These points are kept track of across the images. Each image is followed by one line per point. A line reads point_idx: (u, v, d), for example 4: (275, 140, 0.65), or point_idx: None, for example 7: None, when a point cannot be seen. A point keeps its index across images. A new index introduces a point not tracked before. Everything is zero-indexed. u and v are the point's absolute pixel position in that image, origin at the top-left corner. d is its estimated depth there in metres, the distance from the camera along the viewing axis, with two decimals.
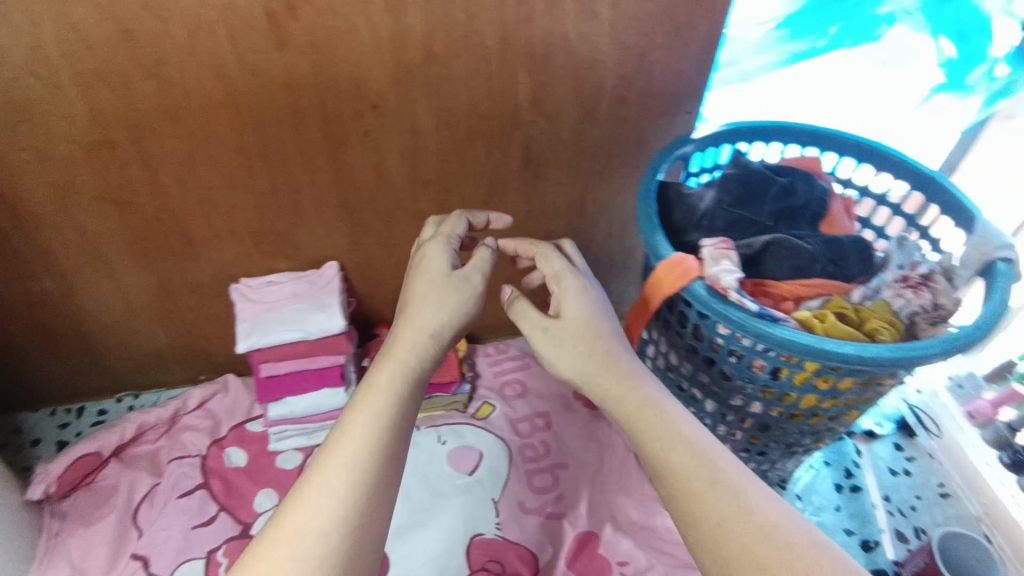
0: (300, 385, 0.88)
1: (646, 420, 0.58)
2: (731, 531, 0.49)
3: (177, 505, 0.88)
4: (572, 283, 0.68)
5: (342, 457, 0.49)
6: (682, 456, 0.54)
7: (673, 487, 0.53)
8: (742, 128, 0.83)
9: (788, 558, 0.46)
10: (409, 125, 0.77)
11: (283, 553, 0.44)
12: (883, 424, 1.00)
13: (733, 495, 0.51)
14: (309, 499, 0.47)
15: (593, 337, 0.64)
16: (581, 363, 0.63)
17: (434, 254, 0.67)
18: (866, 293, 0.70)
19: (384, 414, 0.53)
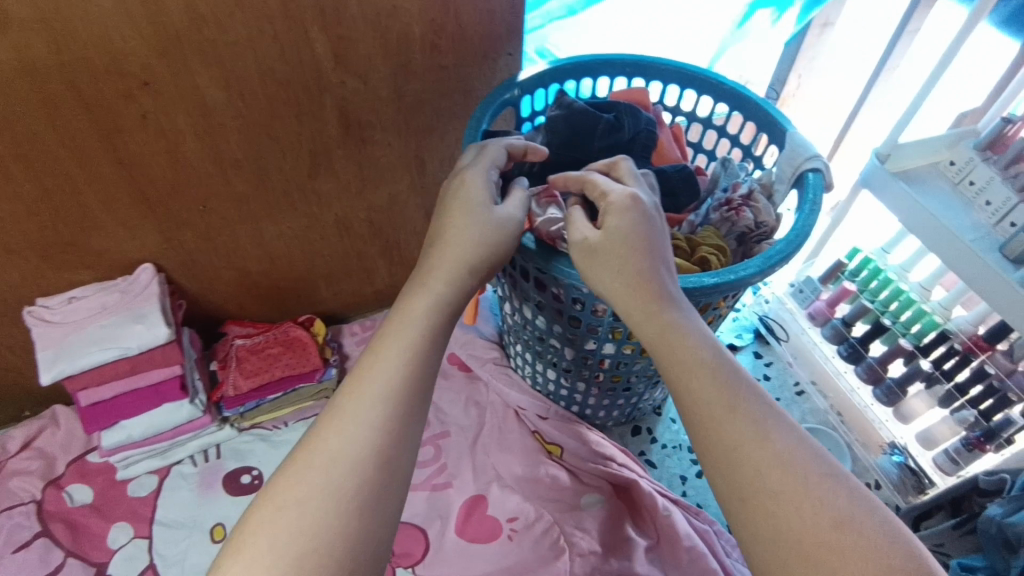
0: (132, 407, 0.79)
1: (674, 342, 0.51)
2: (748, 459, 0.44)
3: (14, 561, 0.79)
4: (619, 194, 0.57)
5: (367, 391, 0.48)
6: (705, 381, 0.48)
7: (693, 413, 0.47)
8: (566, 66, 0.80)
9: (801, 488, 0.42)
10: (195, 100, 0.68)
11: (312, 477, 0.44)
12: (743, 336, 1.06)
13: (754, 422, 0.46)
14: (337, 426, 0.46)
15: (632, 255, 0.54)
16: (613, 281, 0.54)
17: (474, 178, 0.59)
18: (695, 221, 0.72)
19: (404, 363, 0.49)
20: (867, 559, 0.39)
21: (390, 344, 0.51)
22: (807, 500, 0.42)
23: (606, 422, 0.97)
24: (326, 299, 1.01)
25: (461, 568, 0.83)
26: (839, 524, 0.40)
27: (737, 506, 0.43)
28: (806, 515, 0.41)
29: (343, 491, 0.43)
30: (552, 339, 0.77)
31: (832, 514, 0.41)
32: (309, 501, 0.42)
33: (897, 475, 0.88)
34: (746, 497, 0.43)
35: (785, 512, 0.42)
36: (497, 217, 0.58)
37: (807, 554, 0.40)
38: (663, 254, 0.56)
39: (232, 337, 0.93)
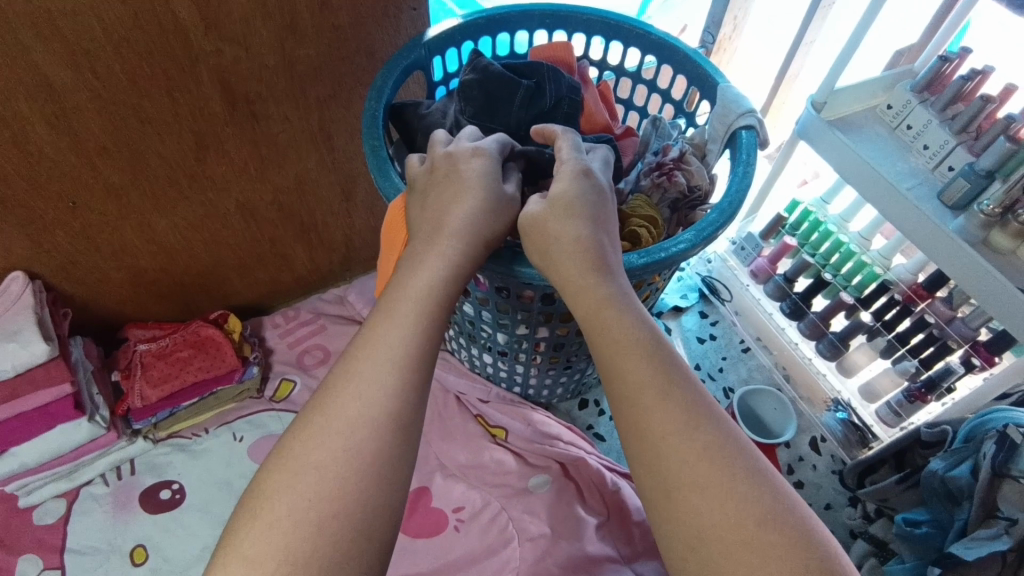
0: (19, 432, 0.71)
1: (606, 318, 0.46)
2: (673, 450, 0.40)
3: None
4: (571, 162, 0.54)
5: (386, 352, 0.43)
6: (637, 361, 0.43)
7: (623, 397, 0.43)
8: (478, 21, 0.72)
9: (724, 481, 0.39)
10: (38, 83, 0.57)
11: (328, 443, 0.40)
12: (688, 296, 1.04)
13: (683, 407, 0.42)
14: (353, 389, 0.42)
15: (572, 224, 0.50)
16: (553, 251, 0.49)
17: (486, 154, 0.54)
18: (625, 189, 0.66)
19: (421, 331, 0.45)
20: (787, 557, 0.36)
21: (404, 308, 0.45)
22: (731, 493, 0.38)
23: (551, 399, 0.92)
24: (240, 290, 0.93)
25: (407, 568, 0.78)
26: (763, 520, 0.37)
27: (660, 501, 0.40)
28: (728, 510, 0.38)
29: (363, 458, 0.40)
30: (483, 326, 0.72)
31: (754, 510, 0.38)
32: (331, 469, 0.39)
33: (842, 432, 0.87)
34: (671, 492, 0.39)
35: (706, 508, 0.38)
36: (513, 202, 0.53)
37: (728, 552, 0.37)
38: (609, 226, 0.52)
39: (135, 343, 0.84)
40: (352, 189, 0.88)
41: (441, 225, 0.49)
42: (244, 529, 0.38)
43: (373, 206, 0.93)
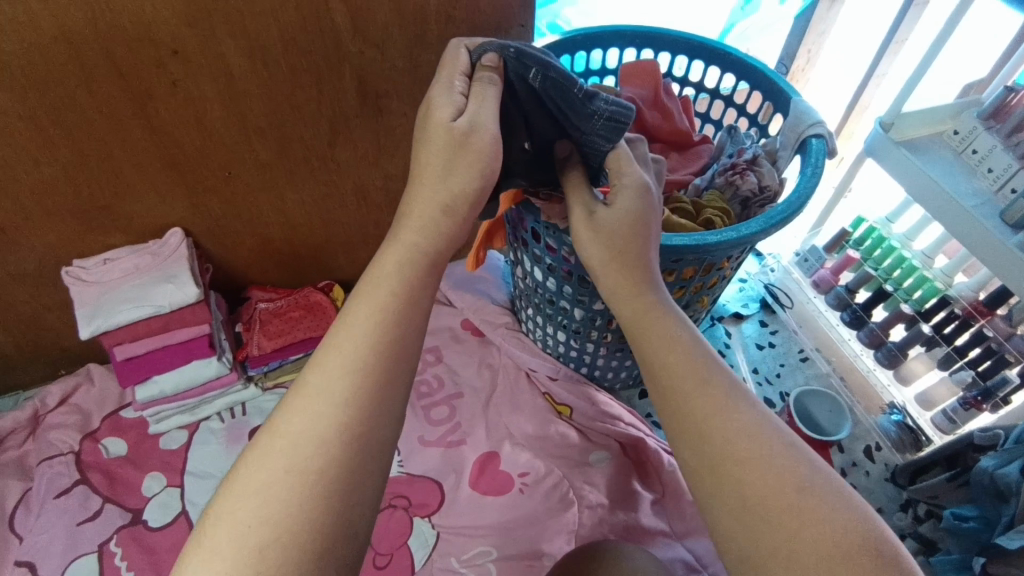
0: (164, 362, 0.83)
1: (647, 321, 0.54)
2: (716, 428, 0.46)
3: (56, 505, 0.83)
4: (633, 176, 0.58)
5: (360, 330, 0.47)
6: (683, 354, 0.51)
7: (668, 385, 0.50)
8: (578, 38, 0.82)
9: (766, 457, 0.45)
10: (221, 70, 0.71)
11: (276, 464, 0.41)
12: (749, 305, 1.09)
13: (725, 393, 0.48)
14: (303, 407, 0.43)
15: (633, 238, 0.56)
16: (604, 257, 0.57)
17: (437, 100, 0.55)
18: (701, 186, 0.75)
19: (391, 299, 0.50)
20: (826, 523, 0.41)
21: (378, 282, 0.50)
22: (772, 466, 0.44)
23: (614, 385, 0.99)
24: (343, 267, 1.05)
25: (475, 521, 0.86)
26: (802, 488, 0.43)
27: (706, 476, 0.45)
28: (768, 479, 0.44)
29: (310, 476, 0.41)
30: (562, 301, 0.81)
31: (795, 480, 0.43)
32: (300, 445, 0.42)
33: (896, 433, 0.91)
34: (715, 466, 0.45)
35: (750, 479, 0.44)
36: (471, 134, 0.54)
37: (771, 519, 0.42)
38: (654, 240, 0.58)
39: (257, 302, 0.98)
40: None
41: (418, 195, 0.54)
42: (215, 507, 0.40)
43: None
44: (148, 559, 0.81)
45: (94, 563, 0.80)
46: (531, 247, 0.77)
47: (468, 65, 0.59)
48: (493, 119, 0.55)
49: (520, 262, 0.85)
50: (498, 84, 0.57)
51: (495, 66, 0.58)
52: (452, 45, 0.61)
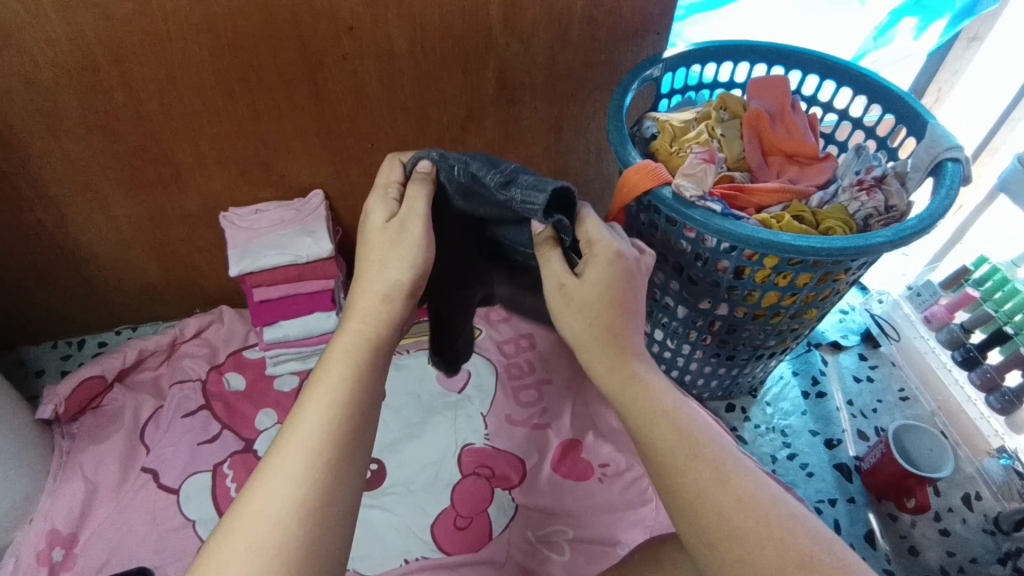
0: (293, 309, 0.92)
1: (634, 388, 0.52)
2: (713, 504, 0.46)
3: (182, 423, 0.91)
4: (601, 248, 0.57)
5: (324, 394, 0.49)
6: (669, 431, 0.50)
7: (659, 466, 0.49)
8: (709, 48, 0.86)
9: (767, 529, 0.44)
10: (385, 48, 0.79)
11: (237, 545, 0.41)
12: (848, 336, 1.07)
13: (716, 470, 0.47)
14: (267, 479, 0.44)
15: (608, 305, 0.54)
16: (581, 329, 0.55)
17: (373, 207, 0.60)
18: (825, 199, 0.75)
19: (349, 368, 0.51)
20: None
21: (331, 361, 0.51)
22: (773, 543, 0.44)
23: (702, 394, 1.00)
24: None
25: (554, 501, 0.89)
26: (804, 562, 0.43)
27: (705, 551, 0.45)
28: (770, 554, 0.43)
29: (269, 552, 0.41)
30: (666, 297, 0.83)
31: (796, 556, 0.43)
32: (261, 520, 0.42)
33: (1003, 477, 0.89)
34: (713, 543, 0.45)
35: (752, 556, 0.44)
36: (403, 230, 0.57)
37: None
38: (636, 311, 0.56)
39: None
40: (564, 177, 1.04)
41: (361, 287, 0.56)
42: None
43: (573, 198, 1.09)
44: None
45: (208, 481, 0.86)
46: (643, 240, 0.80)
47: (404, 175, 0.64)
48: (423, 217, 0.58)
49: None
50: (432, 184, 0.62)
51: (428, 174, 0.63)
52: (389, 159, 0.66)
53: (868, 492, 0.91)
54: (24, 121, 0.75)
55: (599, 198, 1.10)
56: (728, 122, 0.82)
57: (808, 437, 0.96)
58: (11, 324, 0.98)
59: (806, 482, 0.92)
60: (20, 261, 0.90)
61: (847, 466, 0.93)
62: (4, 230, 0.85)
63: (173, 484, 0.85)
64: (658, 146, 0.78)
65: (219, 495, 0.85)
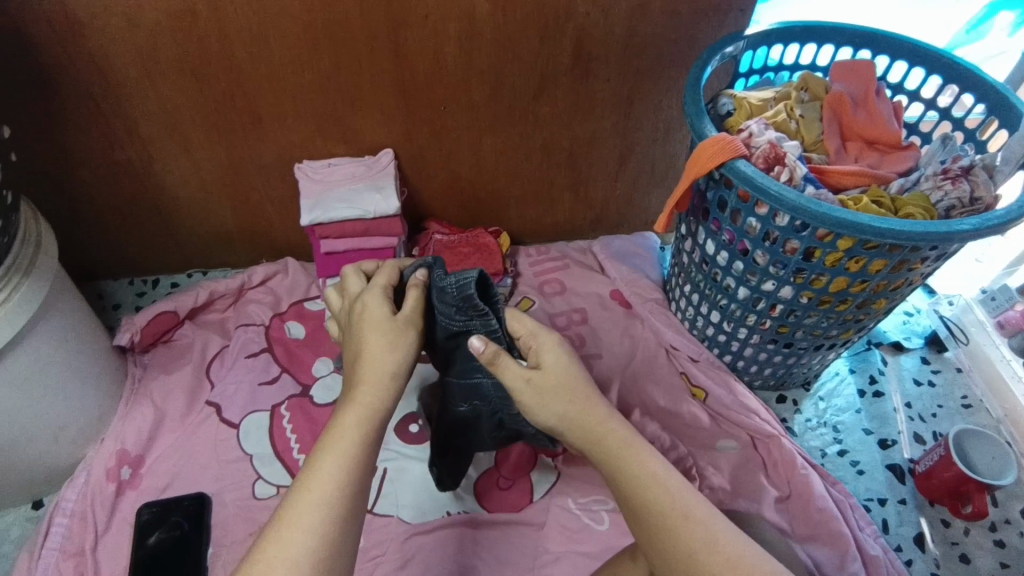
0: (357, 263, 0.95)
1: (623, 453, 0.59)
2: (704, 560, 0.53)
3: (245, 363, 0.95)
4: (544, 338, 0.61)
5: (342, 457, 0.52)
6: (662, 494, 0.56)
7: (649, 523, 0.56)
8: (794, 29, 0.84)
9: None
10: (467, 10, 0.80)
11: None
12: (911, 339, 1.04)
13: (706, 530, 0.55)
14: (289, 540, 0.48)
15: (575, 390, 0.60)
16: (565, 412, 0.59)
17: (372, 295, 0.61)
18: (905, 186, 0.73)
19: (359, 447, 0.54)
20: None
21: (339, 446, 0.53)
22: None
23: (753, 381, 0.99)
24: (511, 219, 1.13)
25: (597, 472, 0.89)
26: None
27: None
28: None
29: None
30: (727, 277, 0.81)
31: None
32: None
33: None
34: None
35: None
36: (408, 329, 0.60)
37: None
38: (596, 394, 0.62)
39: (433, 233, 1.06)
40: (629, 154, 1.04)
41: (366, 362, 0.57)
42: None
43: (636, 177, 1.08)
44: (310, 427, 0.89)
45: (266, 420, 0.90)
46: (710, 216, 0.78)
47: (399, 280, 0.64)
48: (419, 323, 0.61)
49: (692, 236, 0.86)
50: (426, 295, 0.62)
51: (423, 281, 0.62)
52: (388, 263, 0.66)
53: (920, 495, 0.88)
54: (125, 61, 0.79)
55: (662, 179, 1.09)
56: (807, 104, 0.80)
57: (861, 435, 0.94)
58: (95, 258, 1.05)
59: (855, 479, 0.90)
60: (107, 197, 0.95)
61: (900, 467, 0.91)
62: (95, 166, 0.90)
63: (234, 419, 0.89)
64: (732, 122, 0.77)
65: (275, 435, 0.89)
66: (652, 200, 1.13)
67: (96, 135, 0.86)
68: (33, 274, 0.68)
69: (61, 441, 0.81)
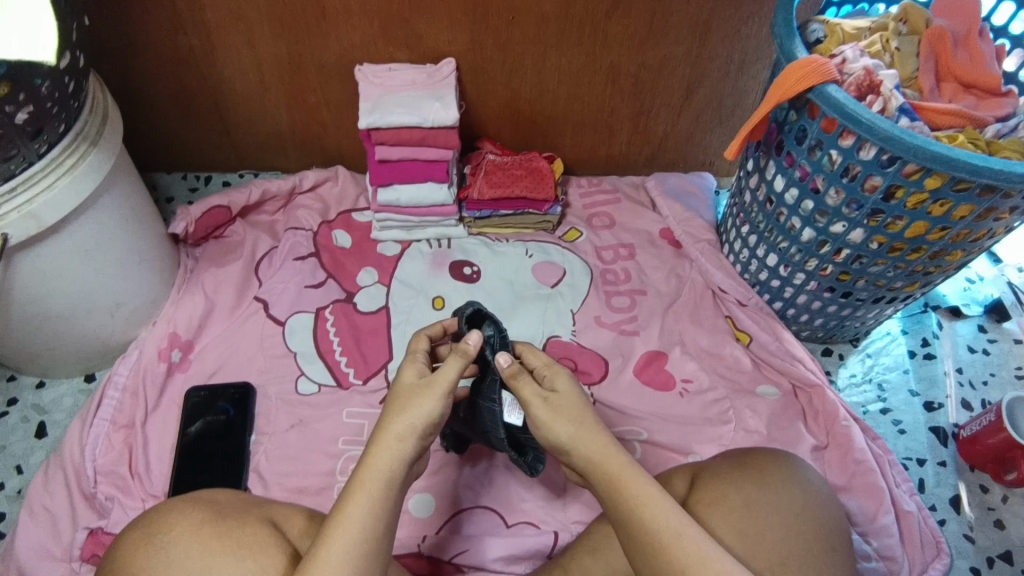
0: (409, 173, 0.93)
1: (620, 474, 0.56)
2: None
3: (293, 265, 0.95)
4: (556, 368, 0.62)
5: (359, 519, 0.51)
6: (657, 510, 0.54)
7: (641, 539, 0.54)
8: None
9: None
10: None
11: None
12: (970, 306, 1.00)
13: (698, 547, 0.52)
14: None
15: (586, 410, 0.59)
16: (575, 433, 0.57)
17: (402, 369, 0.60)
18: (1002, 131, 0.69)
19: (375, 508, 0.52)
20: None
21: (348, 525, 0.51)
22: None
23: (800, 331, 0.96)
24: (565, 147, 1.09)
25: (632, 404, 0.88)
26: None
27: None
28: None
29: None
30: (792, 217, 0.78)
31: None
32: None
33: None
34: None
35: None
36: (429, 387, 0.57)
37: None
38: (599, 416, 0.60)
39: (486, 152, 1.03)
40: (697, 87, 0.99)
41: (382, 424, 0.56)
42: None
43: (701, 114, 1.03)
44: (352, 332, 0.90)
45: (310, 321, 0.91)
46: (784, 150, 0.75)
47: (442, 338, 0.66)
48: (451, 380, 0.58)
49: (759, 171, 0.82)
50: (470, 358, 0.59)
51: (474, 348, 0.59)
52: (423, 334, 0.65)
53: (960, 459, 0.87)
54: None
55: (729, 117, 1.04)
56: (905, 37, 0.75)
57: (907, 396, 0.92)
58: (151, 148, 1.05)
59: (895, 437, 0.88)
60: (166, 86, 0.95)
61: (943, 430, 0.89)
62: (156, 50, 0.90)
63: (280, 317, 0.91)
64: (822, 49, 0.73)
65: (319, 336, 0.90)
66: (714, 140, 1.08)
67: (160, 17, 0.85)
68: (100, 145, 0.70)
69: (116, 318, 0.84)
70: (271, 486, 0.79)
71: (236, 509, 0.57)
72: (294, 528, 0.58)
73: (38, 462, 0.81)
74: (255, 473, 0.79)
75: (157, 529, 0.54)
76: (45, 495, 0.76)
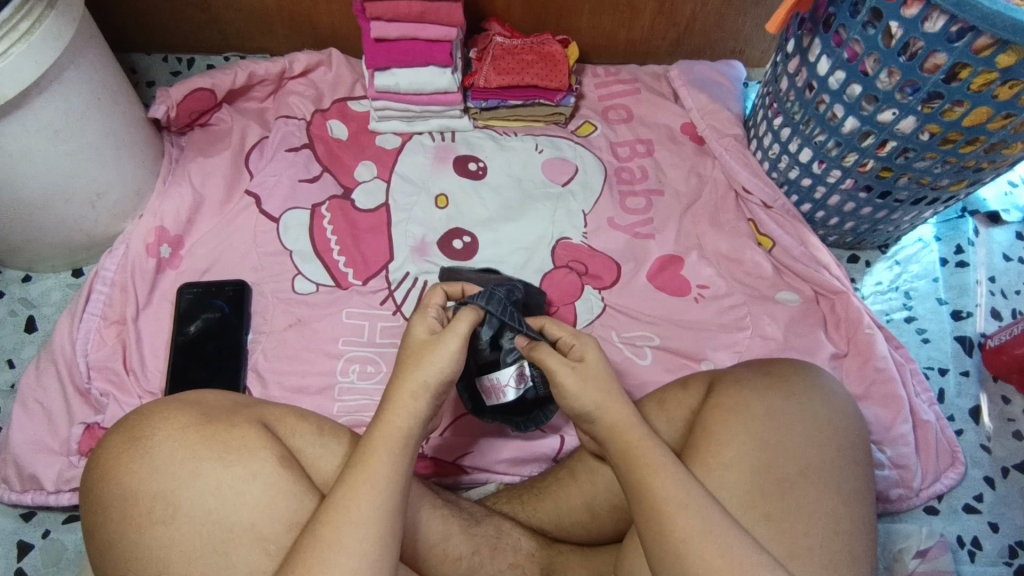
0: (408, 54, 0.84)
1: (636, 443, 0.54)
2: (695, 551, 0.49)
3: (285, 157, 0.88)
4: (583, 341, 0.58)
5: (377, 470, 0.50)
6: (666, 480, 0.51)
7: (644, 501, 0.52)
8: None
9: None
10: None
11: None
12: (1011, 212, 0.93)
13: (704, 518, 0.50)
14: (326, 553, 0.46)
15: (611, 379, 0.56)
16: (603, 400, 0.55)
17: (412, 324, 0.56)
18: None
19: (392, 465, 0.50)
20: None
21: (363, 486, 0.49)
22: None
23: (828, 236, 0.91)
24: (581, 31, 0.99)
25: (644, 308, 0.84)
26: None
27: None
28: None
29: None
30: (834, 104, 0.70)
31: None
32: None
33: None
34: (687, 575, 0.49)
35: None
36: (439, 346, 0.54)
37: None
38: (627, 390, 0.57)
39: (494, 35, 0.92)
40: None
41: (396, 384, 0.53)
42: None
43: None
44: (350, 230, 0.85)
45: (305, 219, 0.85)
46: (834, 25, 0.66)
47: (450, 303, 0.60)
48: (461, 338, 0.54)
49: (801, 53, 0.73)
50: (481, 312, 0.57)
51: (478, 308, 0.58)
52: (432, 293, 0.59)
53: (984, 369, 0.83)
54: None
55: None
56: None
57: (934, 305, 0.87)
58: (126, 26, 0.96)
59: (918, 347, 0.85)
60: None
61: (969, 340, 0.85)
62: None
63: (273, 213, 0.85)
64: None
65: (315, 233, 0.85)
66: (747, 23, 0.98)
67: None
68: (58, 8, 0.63)
69: (99, 209, 0.79)
70: (270, 385, 0.76)
71: (223, 410, 0.54)
72: (285, 427, 0.56)
73: (30, 356, 0.79)
74: (253, 373, 0.77)
75: (141, 431, 0.51)
76: (38, 389, 0.75)
